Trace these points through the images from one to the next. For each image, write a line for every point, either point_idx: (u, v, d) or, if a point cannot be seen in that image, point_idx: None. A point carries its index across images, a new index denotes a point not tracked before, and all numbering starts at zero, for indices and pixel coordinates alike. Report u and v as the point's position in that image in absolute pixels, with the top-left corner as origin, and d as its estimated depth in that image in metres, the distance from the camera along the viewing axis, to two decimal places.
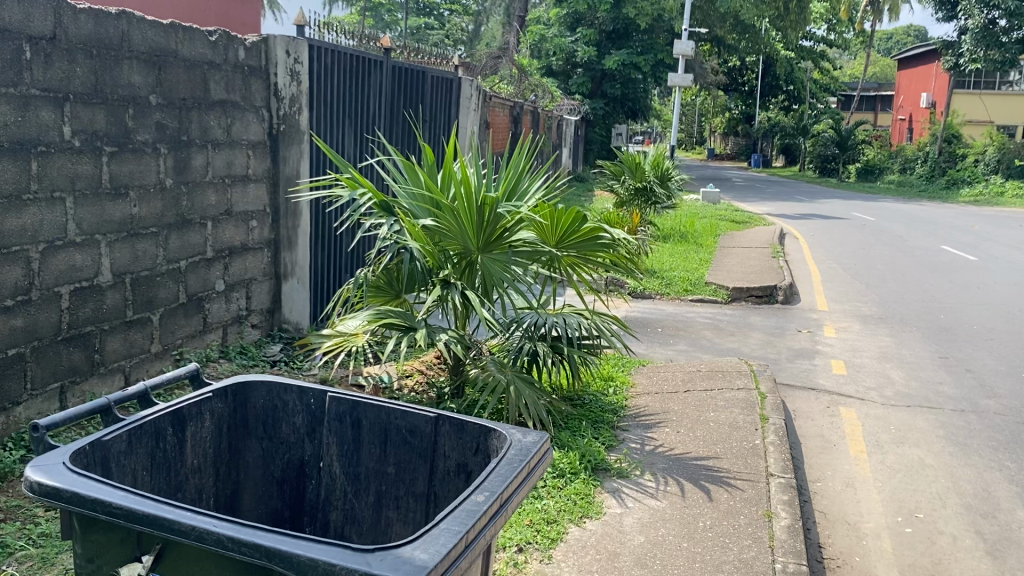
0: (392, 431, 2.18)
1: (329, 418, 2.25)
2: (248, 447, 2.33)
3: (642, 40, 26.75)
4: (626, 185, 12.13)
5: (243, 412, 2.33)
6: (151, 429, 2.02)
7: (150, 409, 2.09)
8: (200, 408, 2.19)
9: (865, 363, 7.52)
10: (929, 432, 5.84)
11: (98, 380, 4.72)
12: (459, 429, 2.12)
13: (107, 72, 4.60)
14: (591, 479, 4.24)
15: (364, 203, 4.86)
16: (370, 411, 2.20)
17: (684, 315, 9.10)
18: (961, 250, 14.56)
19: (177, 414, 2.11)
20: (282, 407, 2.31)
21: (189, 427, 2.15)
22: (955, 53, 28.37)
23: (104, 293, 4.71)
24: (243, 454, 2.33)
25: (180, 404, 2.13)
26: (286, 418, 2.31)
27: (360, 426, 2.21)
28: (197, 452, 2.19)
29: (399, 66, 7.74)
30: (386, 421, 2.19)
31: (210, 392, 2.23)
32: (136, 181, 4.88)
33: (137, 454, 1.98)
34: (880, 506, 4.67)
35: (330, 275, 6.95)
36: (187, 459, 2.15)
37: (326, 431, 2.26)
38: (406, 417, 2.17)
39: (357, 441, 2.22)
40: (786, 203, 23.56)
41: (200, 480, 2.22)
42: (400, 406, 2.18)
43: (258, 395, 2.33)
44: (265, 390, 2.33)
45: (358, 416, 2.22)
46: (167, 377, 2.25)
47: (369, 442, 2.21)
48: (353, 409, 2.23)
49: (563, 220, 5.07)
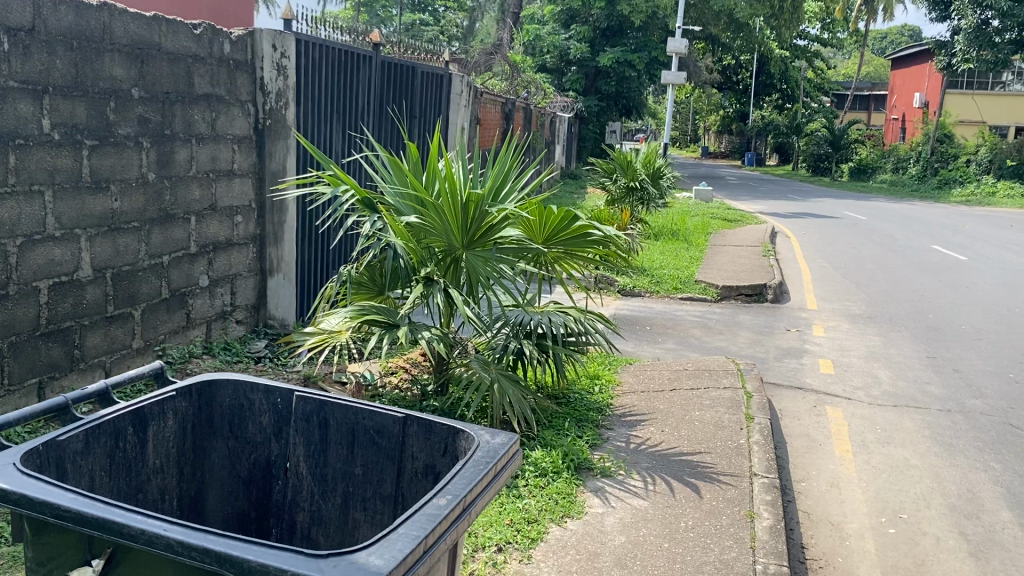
0: (359, 432, 2.16)
1: (297, 418, 2.22)
2: (213, 447, 2.30)
3: (636, 37, 26.70)
4: (617, 183, 12.07)
5: (208, 411, 2.29)
6: (109, 429, 1.98)
7: (110, 408, 2.05)
8: (163, 407, 2.15)
9: (853, 362, 7.50)
10: (915, 432, 5.83)
11: (78, 376, 4.68)
12: (428, 430, 2.09)
13: (88, 65, 4.56)
14: (573, 478, 4.20)
15: (347, 200, 4.81)
16: (337, 411, 2.17)
17: (673, 313, 9.09)
18: (952, 250, 14.55)
19: (139, 413, 2.08)
20: (249, 406, 2.27)
21: (150, 427, 2.11)
22: (947, 53, 28.44)
23: (84, 288, 4.67)
24: (208, 453, 2.30)
25: (141, 403, 2.09)
26: (252, 417, 2.27)
27: (327, 426, 2.18)
28: (160, 451, 2.15)
29: (388, 62, 7.71)
30: (353, 421, 2.16)
31: (173, 391, 2.19)
32: (117, 175, 4.84)
33: (95, 455, 1.94)
34: (864, 506, 4.66)
35: (317, 273, 6.91)
36: (148, 459, 2.12)
37: (293, 431, 2.23)
38: (374, 417, 2.14)
39: (325, 440, 2.19)
40: (778, 202, 23.58)
41: (162, 481, 2.18)
42: (367, 406, 2.15)
43: (224, 394, 2.29)
44: (231, 388, 2.29)
45: (325, 415, 2.19)
46: (130, 375, 2.20)
47: (336, 442, 2.18)
48: (320, 408, 2.20)
49: (551, 219, 5.03)
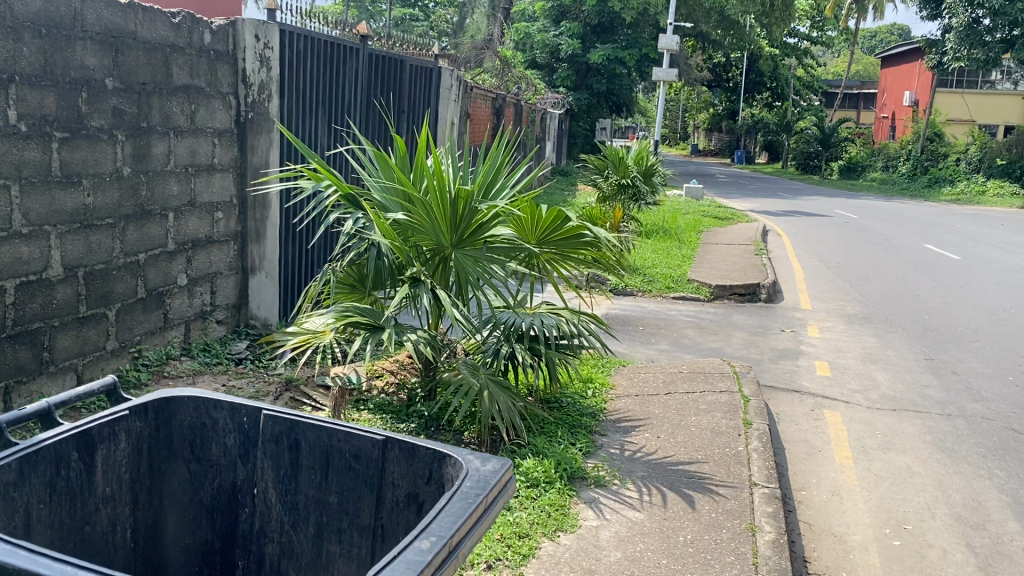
0: (334, 455, 1.99)
1: (265, 439, 2.05)
2: (173, 470, 2.12)
3: (627, 34, 26.53)
4: (609, 180, 11.88)
5: (167, 432, 2.11)
6: (50, 455, 1.80)
7: (50, 432, 1.87)
8: (113, 429, 1.97)
9: (850, 364, 7.34)
10: (916, 437, 5.68)
11: (47, 380, 4.47)
12: (410, 454, 1.91)
13: (57, 53, 4.34)
14: (566, 488, 4.02)
15: (329, 196, 4.62)
16: (309, 432, 2.01)
17: (666, 312, 8.91)
18: (945, 250, 14.41)
19: (84, 436, 1.90)
20: (212, 425, 2.10)
21: (99, 451, 1.93)
22: (938, 51, 28.40)
23: (54, 287, 4.46)
24: (166, 476, 2.12)
25: (88, 425, 1.91)
26: (216, 437, 2.10)
27: (299, 448, 2.02)
28: (110, 478, 1.97)
29: (376, 54, 7.50)
30: (327, 444, 2.00)
31: (126, 410, 2.01)
32: (90, 169, 4.62)
33: (32, 484, 1.75)
34: (867, 516, 4.50)
35: (301, 271, 6.70)
36: (97, 487, 1.94)
37: (261, 454, 2.06)
38: (351, 440, 1.97)
39: (296, 465, 2.02)
40: (769, 200, 23.44)
41: (114, 510, 1.99)
42: (343, 427, 1.98)
43: (184, 413, 2.11)
44: (192, 405, 2.11)
45: (297, 437, 2.02)
46: (75, 393, 2.01)
47: (309, 467, 2.02)
48: (291, 429, 2.03)
49: (543, 220, 4.85)
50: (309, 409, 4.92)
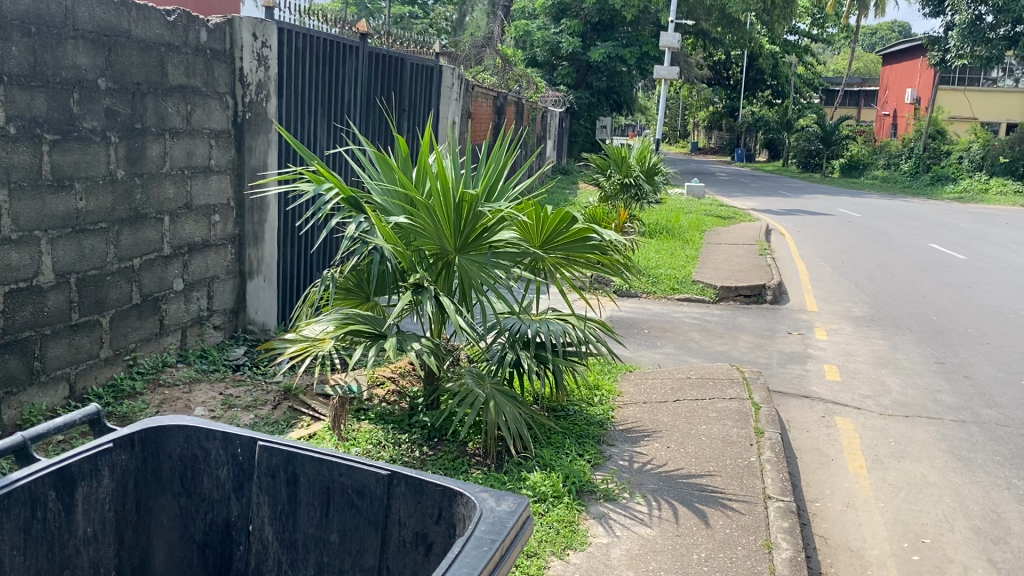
0: (336, 491, 1.89)
1: (261, 472, 1.95)
2: (162, 505, 2.01)
3: (627, 32, 26.40)
4: (611, 180, 11.74)
5: (155, 464, 1.99)
6: (24, 496, 1.69)
7: (25, 469, 1.76)
8: (95, 464, 1.86)
9: (859, 368, 7.21)
10: (931, 445, 5.55)
11: (38, 391, 4.35)
12: (418, 490, 1.81)
13: (47, 52, 4.21)
14: (574, 503, 3.88)
15: (330, 199, 4.46)
16: (308, 466, 1.90)
17: (671, 315, 8.77)
18: (951, 249, 14.25)
19: (63, 473, 1.78)
20: (204, 457, 1.98)
21: (79, 489, 1.82)
22: (941, 48, 28.23)
23: (45, 295, 4.32)
24: (154, 511, 2.00)
25: (67, 461, 1.79)
26: (208, 470, 1.99)
27: (297, 483, 1.92)
28: (92, 517, 1.86)
29: (375, 52, 7.35)
30: (328, 479, 1.90)
31: (109, 443, 1.89)
32: (82, 172, 4.48)
33: (4, 530, 1.65)
34: (884, 530, 4.37)
35: (301, 274, 6.56)
36: (77, 527, 1.83)
37: (257, 488, 1.96)
38: (355, 474, 1.87)
39: (295, 501, 1.93)
40: (771, 198, 23.28)
41: (96, 551, 1.88)
42: (346, 461, 1.88)
43: (173, 443, 1.99)
44: (182, 435, 1.99)
45: (295, 471, 1.92)
46: (56, 424, 1.90)
47: (308, 503, 1.92)
48: (289, 461, 1.93)
49: (549, 221, 4.62)
50: (308, 418, 4.79)
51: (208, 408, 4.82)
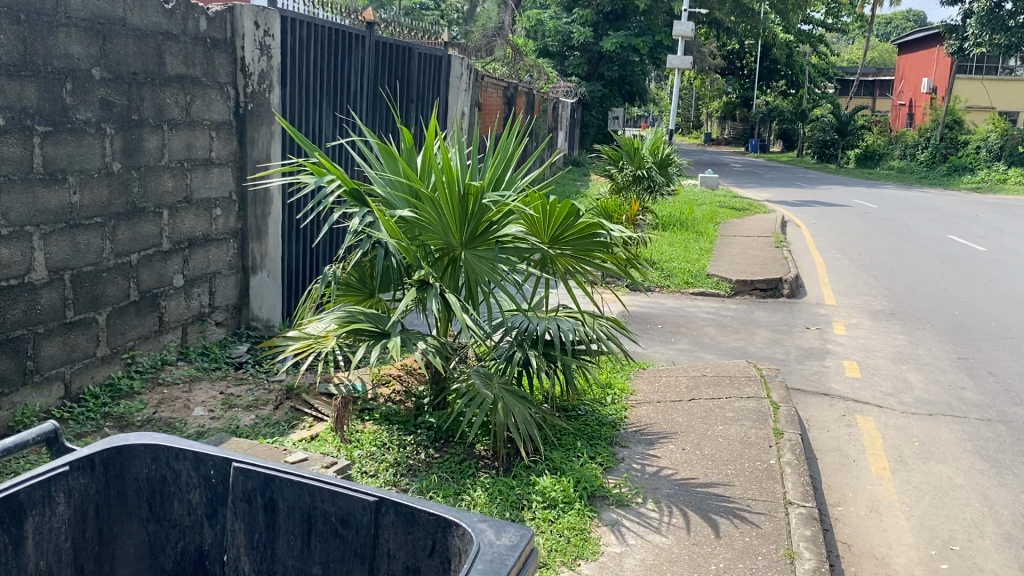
0: (318, 518, 1.74)
1: (236, 497, 1.81)
2: (126, 530, 1.88)
3: (639, 22, 26.14)
4: (623, 171, 11.50)
5: (119, 487, 1.85)
6: None
7: None
8: (48, 490, 1.72)
9: (880, 364, 7.00)
10: (956, 445, 5.35)
11: (32, 391, 4.22)
12: (409, 520, 1.66)
13: (39, 40, 4.06)
14: (586, 509, 3.71)
15: (333, 191, 4.27)
16: (288, 490, 1.76)
17: (685, 309, 8.58)
18: (970, 241, 13.98)
19: (9, 502, 1.64)
20: (173, 479, 1.84)
21: (29, 519, 1.68)
22: (958, 37, 27.80)
23: (38, 292, 4.18)
24: (119, 538, 1.87)
25: (16, 488, 1.66)
26: (178, 494, 1.85)
27: (276, 510, 1.77)
28: (44, 548, 1.72)
29: (381, 41, 7.18)
30: (310, 506, 1.75)
31: (64, 466, 1.75)
32: (76, 165, 4.33)
33: None
34: (910, 536, 4.18)
35: (303, 267, 6.40)
36: (27, 560, 1.69)
37: (231, 514, 1.82)
38: (340, 500, 1.71)
39: (273, 529, 1.79)
40: (786, 189, 23.00)
41: None
42: (330, 485, 1.73)
43: (139, 465, 1.85)
44: (150, 456, 1.85)
45: (272, 495, 1.78)
46: (8, 445, 1.76)
47: (288, 531, 1.78)
48: (265, 485, 1.78)
49: (556, 214, 4.34)
50: (311, 419, 4.61)
51: (207, 408, 4.67)
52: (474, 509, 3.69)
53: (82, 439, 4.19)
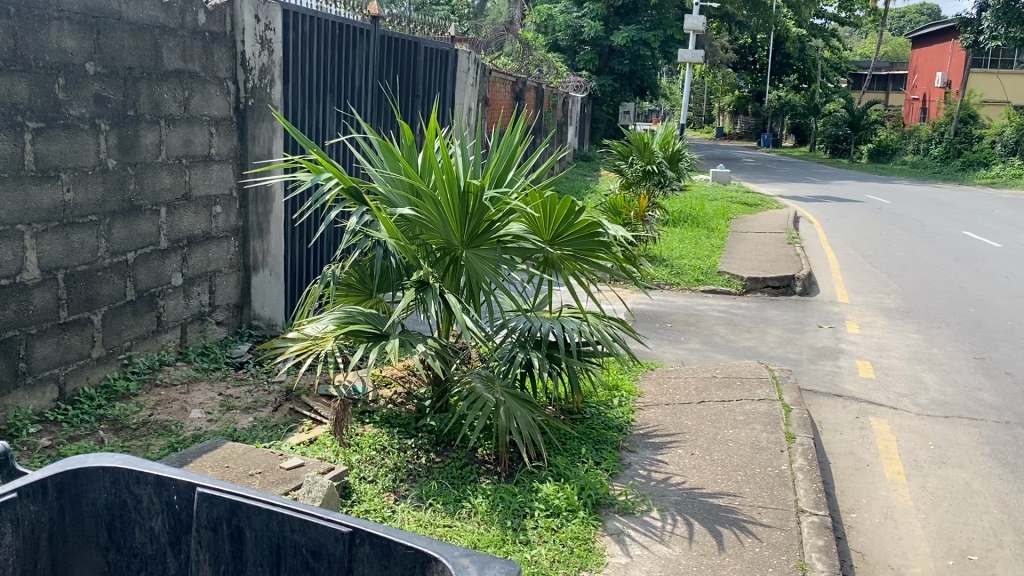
0: (287, 550, 1.64)
1: (200, 524, 1.72)
2: (84, 558, 1.79)
3: (650, 16, 25.94)
4: (633, 166, 11.33)
5: (75, 514, 1.76)
6: None
7: None
8: None
9: (894, 364, 6.85)
10: (974, 449, 5.20)
11: (25, 393, 4.13)
12: (385, 554, 1.55)
13: (29, 34, 3.96)
14: (590, 518, 3.59)
15: (330, 189, 4.16)
16: (255, 518, 1.67)
17: (695, 307, 8.44)
18: (985, 237, 13.77)
19: None
20: (134, 505, 1.76)
21: None
22: (973, 30, 27.45)
23: (30, 292, 4.09)
24: (74, 567, 1.78)
25: None
26: (139, 521, 1.76)
27: (243, 539, 1.68)
28: None
29: (386, 35, 7.07)
30: (278, 537, 1.65)
31: (13, 493, 1.65)
32: (69, 162, 4.24)
33: None
34: (926, 545, 4.05)
35: (304, 264, 6.30)
36: None
37: (195, 542, 1.74)
38: (310, 531, 1.61)
39: (239, 558, 1.70)
40: (798, 184, 22.78)
41: None
42: (300, 514, 1.63)
43: (97, 490, 1.76)
44: (108, 480, 1.76)
45: (239, 524, 1.69)
46: None
47: (256, 563, 1.69)
48: (232, 513, 1.69)
49: (556, 212, 4.22)
50: (310, 422, 4.50)
51: (205, 410, 4.57)
52: (475, 517, 3.57)
53: (76, 443, 4.10)
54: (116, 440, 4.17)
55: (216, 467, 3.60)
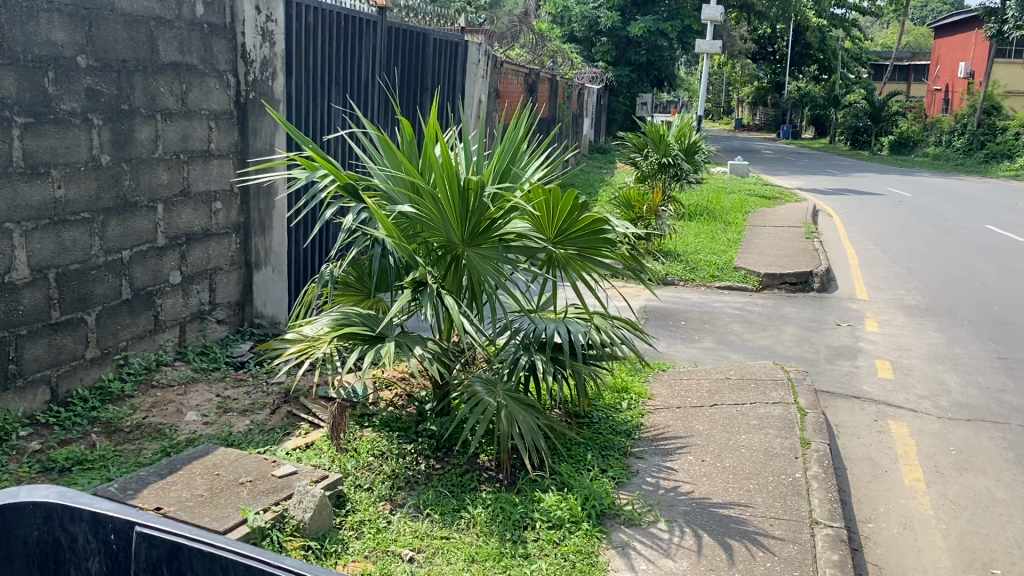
0: None
1: (138, 566, 1.64)
2: None
3: (668, 6, 25.63)
4: (649, 159, 11.11)
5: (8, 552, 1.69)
6: None
7: None
8: None
9: (915, 364, 6.65)
10: (997, 455, 5.00)
11: (16, 395, 4.03)
12: None
13: (17, 27, 3.84)
14: (594, 530, 3.44)
15: (327, 186, 4.03)
16: (196, 561, 1.58)
17: (710, 304, 8.25)
18: (1010, 232, 13.46)
19: None
20: (69, 544, 1.69)
21: None
22: (998, 19, 26.94)
23: (19, 292, 3.98)
24: None
25: None
26: (75, 561, 1.69)
27: None
28: None
29: (394, 26, 6.92)
30: None
31: None
32: (61, 158, 4.12)
33: None
34: (947, 557, 3.87)
35: (308, 260, 6.17)
36: None
37: None
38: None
39: None
40: (816, 177, 22.44)
41: None
42: (242, 557, 1.54)
43: (29, 529, 1.69)
44: (42, 517, 1.69)
45: (178, 567, 1.59)
46: None
47: None
48: (172, 555, 1.60)
49: (559, 208, 4.04)
50: (307, 426, 4.37)
51: (200, 412, 4.45)
52: (474, 528, 3.43)
53: (67, 447, 3.99)
54: (108, 444, 4.05)
55: (205, 475, 3.46)
